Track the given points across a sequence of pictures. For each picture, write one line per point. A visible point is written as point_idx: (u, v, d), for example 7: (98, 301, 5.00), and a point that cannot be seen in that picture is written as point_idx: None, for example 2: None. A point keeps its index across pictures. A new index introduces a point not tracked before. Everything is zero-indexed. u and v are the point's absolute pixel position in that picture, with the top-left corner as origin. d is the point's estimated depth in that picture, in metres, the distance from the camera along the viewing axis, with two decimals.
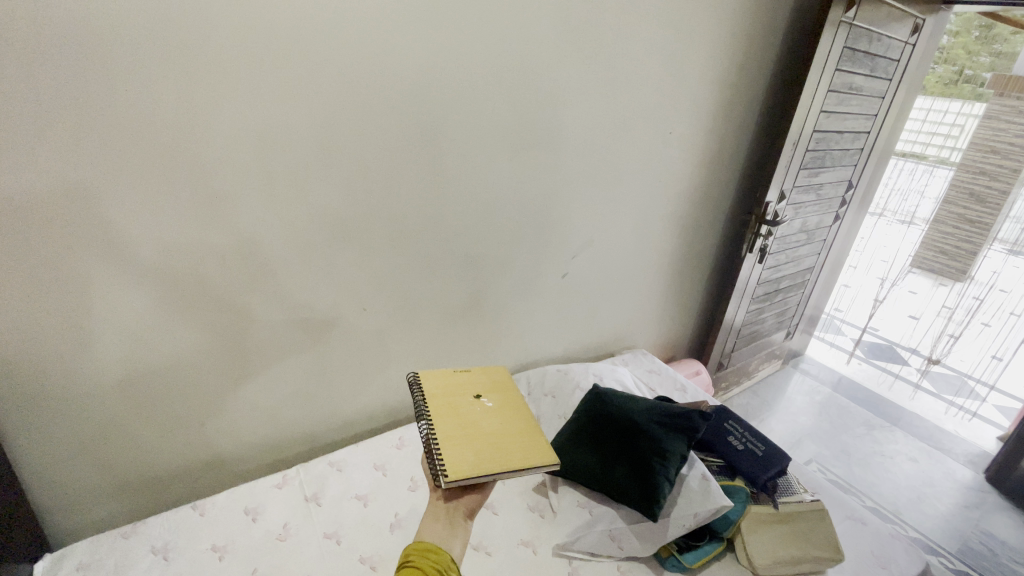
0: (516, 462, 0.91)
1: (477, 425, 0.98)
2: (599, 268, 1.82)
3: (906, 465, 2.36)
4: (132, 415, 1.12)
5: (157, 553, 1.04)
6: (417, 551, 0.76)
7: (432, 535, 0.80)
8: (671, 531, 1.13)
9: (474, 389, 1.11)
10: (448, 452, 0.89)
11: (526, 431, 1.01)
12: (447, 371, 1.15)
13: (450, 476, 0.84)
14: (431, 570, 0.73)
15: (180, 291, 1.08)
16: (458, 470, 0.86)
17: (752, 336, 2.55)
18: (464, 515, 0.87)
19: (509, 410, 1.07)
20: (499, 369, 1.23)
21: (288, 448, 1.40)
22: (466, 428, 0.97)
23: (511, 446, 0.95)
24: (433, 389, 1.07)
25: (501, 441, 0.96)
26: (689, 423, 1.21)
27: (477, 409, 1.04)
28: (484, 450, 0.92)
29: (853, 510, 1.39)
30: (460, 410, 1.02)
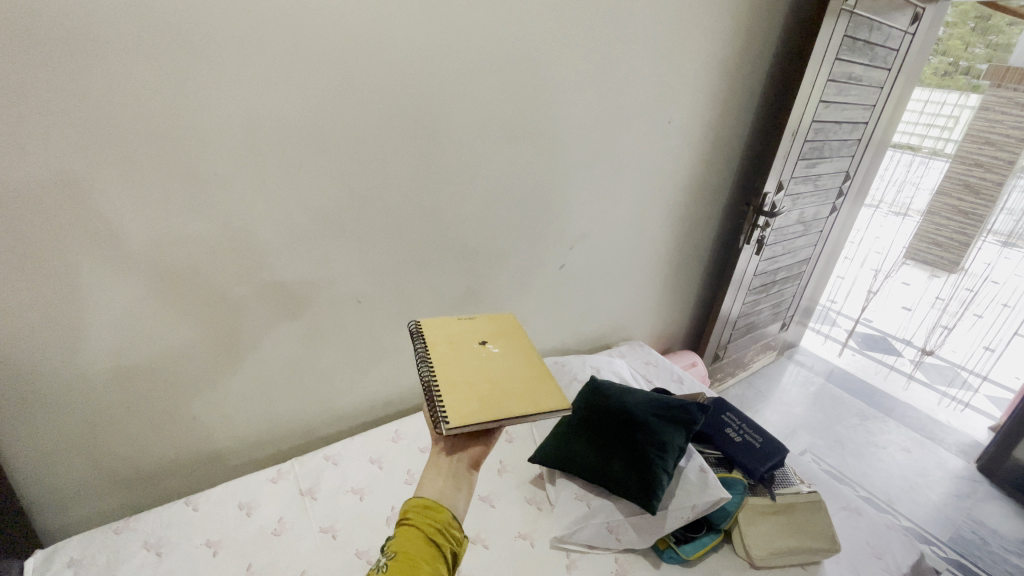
0: (523, 407, 0.87)
1: (482, 371, 0.95)
2: (596, 259, 1.81)
3: (898, 455, 2.38)
4: (126, 408, 1.10)
5: (150, 548, 1.01)
6: (415, 508, 0.71)
7: (433, 490, 0.75)
8: (669, 522, 1.12)
9: (478, 335, 1.07)
10: (450, 400, 0.85)
11: (534, 376, 0.97)
12: (447, 319, 1.10)
13: (452, 423, 0.79)
14: (429, 530, 0.69)
15: (171, 279, 1.05)
16: (460, 416, 0.81)
17: (748, 327, 2.55)
18: (468, 467, 0.81)
19: (516, 357, 1.03)
20: (506, 316, 1.19)
21: (282, 441, 1.38)
22: (470, 374, 0.93)
23: (517, 392, 0.91)
24: (434, 338, 1.03)
25: (507, 386, 0.92)
26: (687, 416, 1.21)
27: (482, 354, 1.00)
28: (490, 397, 0.88)
29: (849, 501, 1.39)
30: (464, 358, 0.98)
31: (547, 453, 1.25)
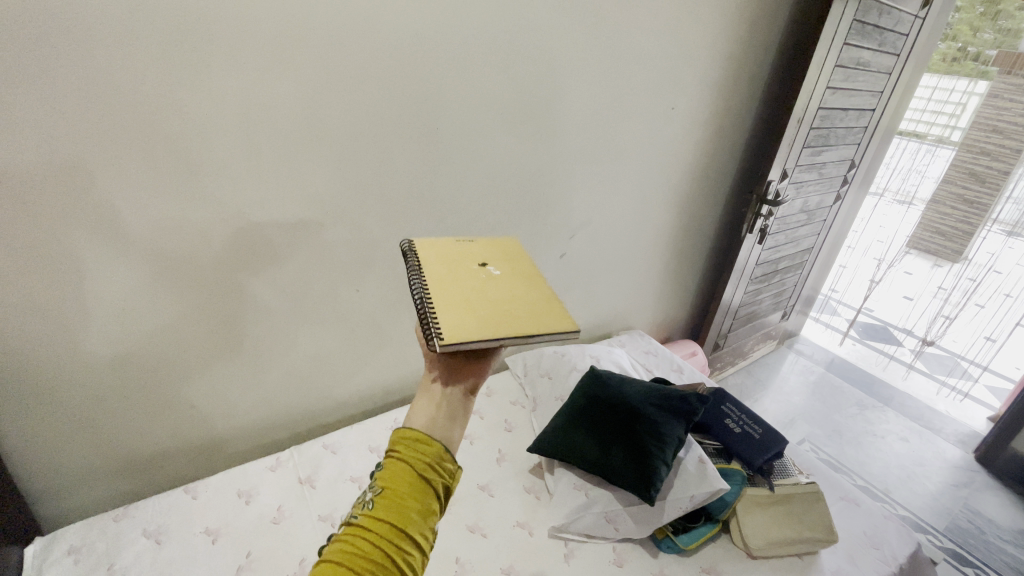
0: (527, 329, 0.78)
1: (481, 292, 0.86)
2: (597, 248, 1.79)
3: (896, 444, 2.39)
4: (126, 396, 1.09)
5: (150, 536, 1.01)
6: (404, 440, 0.62)
7: (423, 420, 0.64)
8: (667, 512, 1.12)
9: (477, 259, 0.98)
10: (445, 316, 0.75)
11: (538, 301, 0.88)
12: (445, 242, 1.02)
13: (446, 339, 0.69)
14: (419, 465, 0.60)
15: (165, 267, 1.03)
16: (456, 332, 0.71)
17: (749, 317, 2.54)
18: (464, 394, 0.70)
19: (517, 281, 0.94)
20: (510, 243, 1.09)
21: (281, 430, 1.38)
22: (468, 294, 0.84)
23: (520, 314, 0.82)
24: (430, 259, 0.94)
25: (508, 307, 0.83)
26: (687, 407, 1.20)
27: (481, 275, 0.92)
28: (491, 317, 0.78)
29: (847, 491, 1.40)
30: (460, 281, 0.88)
31: (546, 443, 1.24)
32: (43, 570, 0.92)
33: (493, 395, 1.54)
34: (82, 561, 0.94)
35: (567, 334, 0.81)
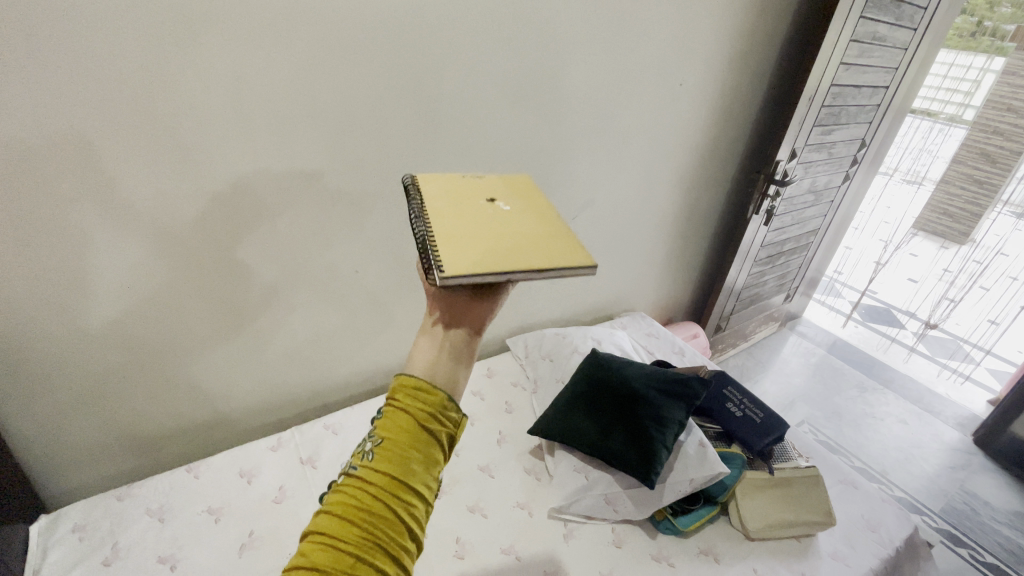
0: (535, 263, 0.73)
1: (488, 226, 0.81)
2: (600, 229, 1.76)
3: (895, 426, 2.40)
4: (127, 376, 1.09)
5: (152, 514, 1.02)
6: (405, 387, 0.58)
7: (423, 363, 0.60)
8: (666, 495, 1.13)
9: (485, 193, 0.93)
10: (446, 249, 0.70)
11: (548, 235, 0.83)
12: (451, 175, 0.97)
13: (446, 272, 0.64)
14: (421, 414, 0.56)
15: (163, 247, 1.01)
16: (457, 265, 0.66)
17: (752, 299, 2.52)
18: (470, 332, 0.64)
19: (527, 215, 0.89)
20: (519, 177, 1.04)
21: (282, 410, 1.38)
22: (473, 229, 0.79)
23: (528, 248, 0.77)
24: (434, 192, 0.89)
25: (516, 241, 0.78)
26: (688, 391, 1.20)
27: (489, 211, 0.87)
28: (497, 250, 0.73)
29: (846, 474, 1.40)
30: (466, 215, 0.83)
31: (546, 426, 1.24)
32: (48, 548, 0.93)
33: (494, 376, 1.54)
34: (86, 540, 0.95)
35: (581, 269, 0.77)
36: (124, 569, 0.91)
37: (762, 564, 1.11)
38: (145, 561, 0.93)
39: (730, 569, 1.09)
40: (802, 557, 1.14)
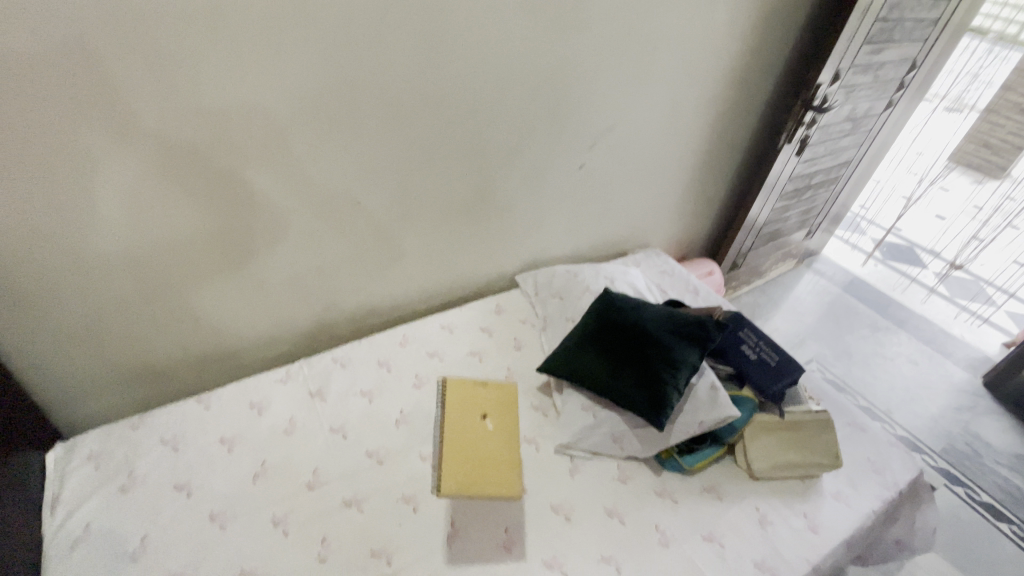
0: (496, 481, 0.83)
1: (478, 427, 0.89)
2: (619, 158, 1.63)
3: (904, 366, 2.38)
4: (135, 305, 1.07)
5: (167, 444, 1.03)
6: None
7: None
8: (673, 435, 1.12)
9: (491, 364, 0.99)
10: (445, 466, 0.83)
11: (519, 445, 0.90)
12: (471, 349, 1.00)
13: (442, 492, 0.78)
14: None
15: (166, 169, 0.94)
16: (449, 483, 0.80)
17: (772, 235, 2.41)
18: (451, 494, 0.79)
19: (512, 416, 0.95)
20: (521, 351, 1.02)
21: (289, 341, 1.37)
22: (468, 433, 0.88)
23: (499, 461, 0.86)
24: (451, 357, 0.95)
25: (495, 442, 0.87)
26: (703, 334, 1.17)
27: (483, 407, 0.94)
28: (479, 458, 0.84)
29: (856, 417, 1.39)
30: (466, 412, 0.92)
31: (554, 364, 1.21)
32: (66, 475, 0.95)
33: (502, 313, 1.50)
34: (103, 468, 0.97)
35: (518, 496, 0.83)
36: (142, 496, 0.94)
37: (764, 503, 1.12)
38: (161, 488, 0.96)
39: (732, 507, 1.10)
40: (805, 498, 1.15)
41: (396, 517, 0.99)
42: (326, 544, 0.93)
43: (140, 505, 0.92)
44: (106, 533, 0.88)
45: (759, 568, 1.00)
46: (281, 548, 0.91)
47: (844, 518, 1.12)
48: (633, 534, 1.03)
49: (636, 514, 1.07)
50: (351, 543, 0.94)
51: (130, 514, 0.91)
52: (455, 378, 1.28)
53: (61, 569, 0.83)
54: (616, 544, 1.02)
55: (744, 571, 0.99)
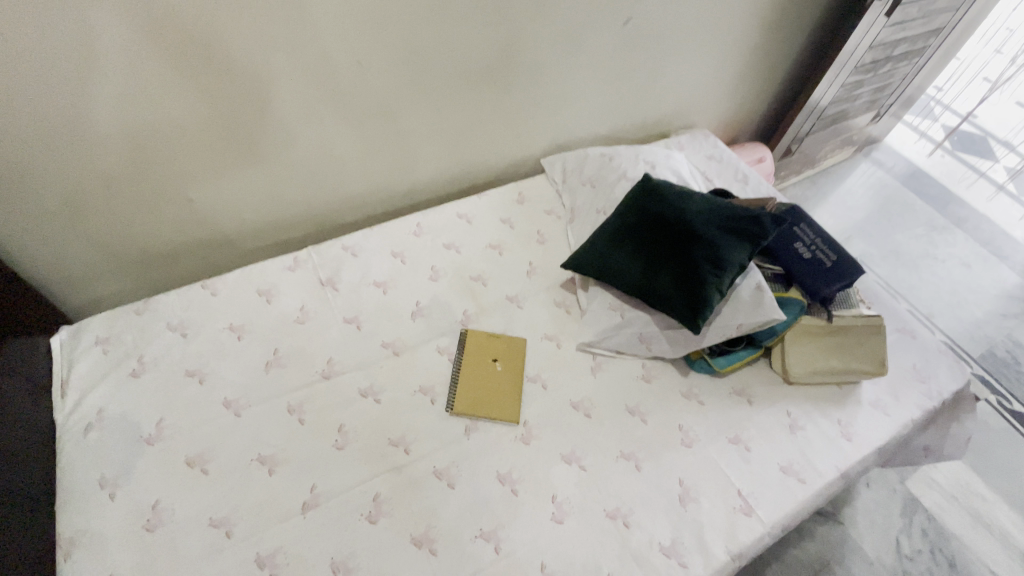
0: (498, 406, 0.96)
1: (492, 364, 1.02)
2: (672, 13, 1.34)
3: (955, 269, 2.21)
4: (134, 186, 0.97)
5: (174, 330, 0.99)
6: None
7: None
8: (707, 338, 1.03)
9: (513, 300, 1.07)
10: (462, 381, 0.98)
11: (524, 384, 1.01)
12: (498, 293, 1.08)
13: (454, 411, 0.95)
14: None
15: (158, 28, 0.81)
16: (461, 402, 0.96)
17: (835, 118, 2.10)
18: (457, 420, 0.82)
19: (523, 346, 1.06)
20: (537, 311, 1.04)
21: (295, 230, 1.26)
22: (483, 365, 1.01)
23: (504, 389, 0.98)
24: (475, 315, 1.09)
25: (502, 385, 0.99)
26: (757, 230, 1.02)
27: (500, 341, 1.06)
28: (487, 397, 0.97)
29: (906, 323, 1.27)
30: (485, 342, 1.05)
31: (582, 261, 1.10)
32: (75, 360, 0.93)
33: (526, 203, 1.36)
34: (111, 353, 0.95)
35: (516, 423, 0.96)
36: (153, 382, 0.92)
37: (796, 408, 1.06)
38: (172, 374, 0.93)
39: (763, 411, 1.05)
40: (841, 405, 1.09)
41: (415, 409, 0.95)
42: (344, 433, 0.91)
43: (152, 391, 0.91)
44: (121, 418, 0.87)
45: (785, 472, 0.96)
46: (298, 434, 0.90)
47: (880, 425, 1.07)
48: (656, 433, 0.98)
49: (660, 414, 1.01)
50: (369, 433, 0.91)
51: (144, 399, 0.90)
52: (473, 272, 1.19)
53: (80, 450, 0.83)
54: (638, 442, 0.96)
55: (771, 474, 0.96)
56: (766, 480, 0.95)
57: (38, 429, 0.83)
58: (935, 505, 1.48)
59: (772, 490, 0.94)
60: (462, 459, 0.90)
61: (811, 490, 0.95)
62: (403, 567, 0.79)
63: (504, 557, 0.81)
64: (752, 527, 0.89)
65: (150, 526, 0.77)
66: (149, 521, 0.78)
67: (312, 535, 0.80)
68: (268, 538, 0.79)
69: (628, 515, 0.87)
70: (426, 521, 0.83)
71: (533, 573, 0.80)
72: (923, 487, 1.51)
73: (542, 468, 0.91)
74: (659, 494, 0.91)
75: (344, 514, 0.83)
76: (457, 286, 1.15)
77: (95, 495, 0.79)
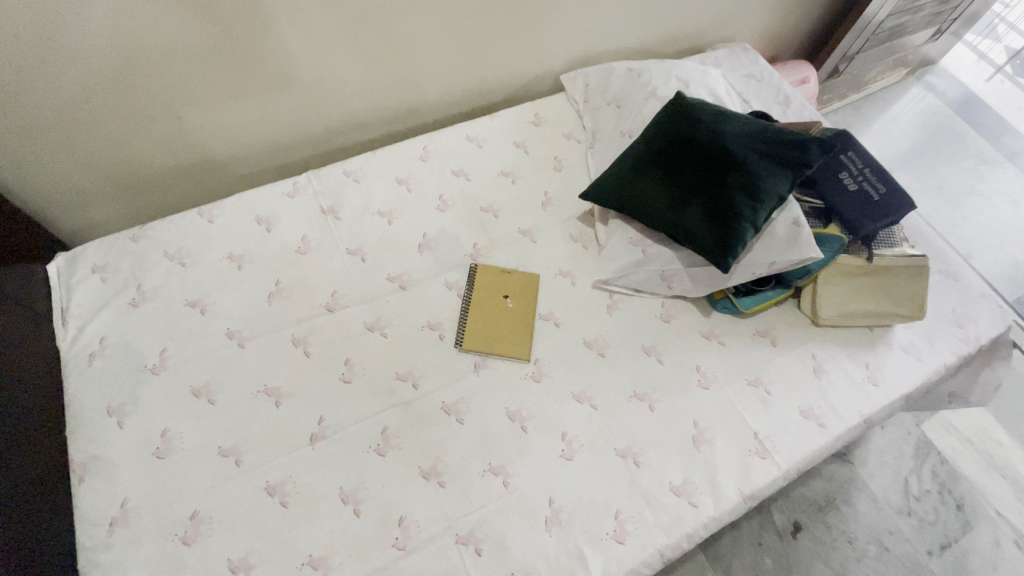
0: (508, 344, 0.92)
1: (502, 304, 0.97)
2: None
3: (1002, 208, 2.04)
4: (111, 99, 0.88)
5: (172, 259, 0.95)
6: None
7: None
8: (735, 277, 0.96)
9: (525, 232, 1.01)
10: (470, 320, 0.94)
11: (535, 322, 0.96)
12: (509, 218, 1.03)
13: (462, 348, 0.91)
14: None
15: None
16: (470, 339, 0.92)
17: (891, 34, 1.86)
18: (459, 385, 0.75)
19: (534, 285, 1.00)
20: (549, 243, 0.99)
21: (292, 152, 1.17)
22: (493, 305, 0.96)
23: (515, 328, 0.94)
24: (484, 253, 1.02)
25: (513, 323, 0.95)
26: (801, 158, 0.93)
27: (510, 279, 1.00)
28: (497, 335, 0.93)
29: (949, 265, 1.18)
30: (495, 281, 0.99)
31: (604, 190, 1.01)
32: (74, 288, 0.90)
33: (542, 126, 1.24)
34: (110, 282, 0.92)
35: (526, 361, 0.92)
36: (154, 311, 0.89)
37: (823, 351, 1.01)
38: (173, 304, 0.91)
39: (787, 354, 1.00)
40: (870, 349, 1.03)
41: (423, 344, 0.92)
42: (351, 367, 0.88)
43: (154, 321, 0.89)
44: (125, 347, 0.86)
45: (805, 416, 0.93)
46: (303, 367, 0.87)
47: (909, 371, 1.01)
48: (673, 375, 0.94)
49: (677, 355, 0.97)
50: (375, 368, 0.89)
51: (146, 329, 0.88)
52: (484, 201, 1.11)
53: (86, 378, 0.83)
54: (653, 383, 0.93)
55: (790, 418, 0.92)
56: (785, 424, 0.92)
57: (43, 357, 0.82)
58: (949, 448, 1.46)
59: (790, 434, 0.91)
60: (471, 395, 0.88)
61: (830, 435, 0.92)
62: (412, 498, 0.79)
63: (512, 492, 0.81)
64: (766, 470, 0.87)
65: (161, 453, 0.78)
66: (160, 448, 0.78)
67: (319, 465, 0.80)
68: (277, 467, 0.79)
69: (639, 454, 0.86)
70: (434, 454, 0.83)
71: (540, 508, 0.80)
72: (939, 431, 1.48)
73: (552, 406, 0.89)
74: (672, 436, 0.88)
75: (351, 446, 0.82)
76: (467, 217, 1.08)
77: (104, 422, 0.80)
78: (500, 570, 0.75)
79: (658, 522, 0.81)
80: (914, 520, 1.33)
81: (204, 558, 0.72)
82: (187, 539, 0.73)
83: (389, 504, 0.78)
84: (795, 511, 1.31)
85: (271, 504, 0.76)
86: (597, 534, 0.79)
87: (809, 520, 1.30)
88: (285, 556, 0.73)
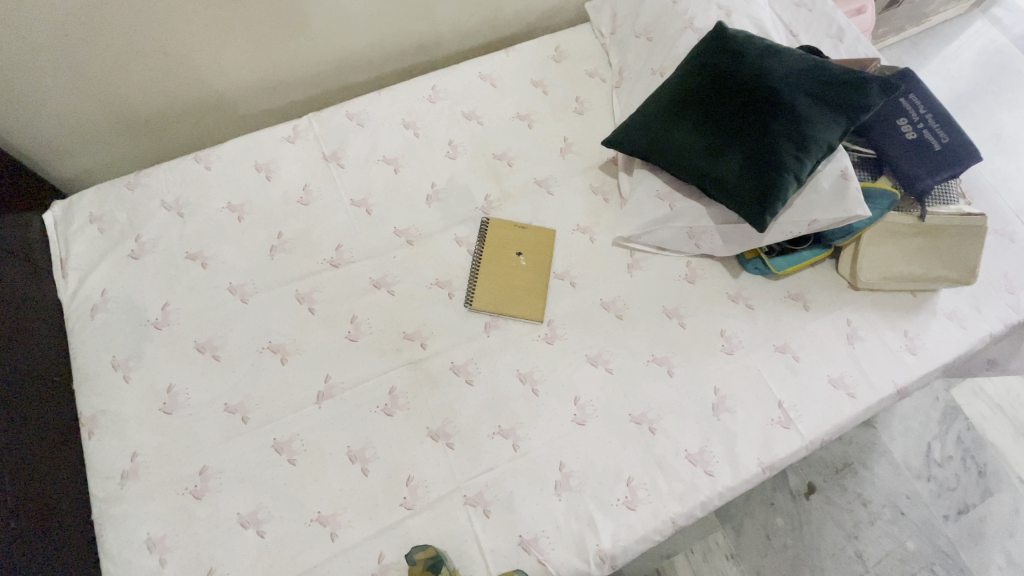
0: (520, 305, 0.87)
1: (514, 264, 0.91)
2: None
3: None
4: (87, 33, 0.80)
5: (170, 210, 0.90)
6: None
7: None
8: (769, 235, 0.88)
9: None
10: (480, 280, 0.89)
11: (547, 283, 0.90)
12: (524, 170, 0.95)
13: (473, 308, 0.87)
14: None
15: None
16: (481, 299, 0.87)
17: None
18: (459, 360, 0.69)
19: (547, 244, 0.93)
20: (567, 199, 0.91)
21: (292, 92, 1.08)
22: (504, 265, 0.91)
23: (527, 288, 0.89)
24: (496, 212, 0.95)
25: (525, 283, 0.89)
26: (858, 101, 0.83)
27: (522, 239, 0.93)
28: (508, 296, 0.88)
29: (1007, 223, 1.07)
30: (507, 241, 0.93)
31: (629, 138, 0.92)
32: (71, 238, 0.87)
33: (563, 63, 1.12)
34: (107, 232, 0.88)
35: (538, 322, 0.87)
36: (153, 264, 0.86)
37: (859, 316, 0.94)
38: (172, 256, 0.87)
39: (820, 319, 0.93)
40: (911, 315, 0.95)
41: (431, 302, 0.88)
42: (357, 325, 0.85)
43: (153, 274, 0.86)
44: (126, 300, 0.83)
45: (834, 385, 0.88)
46: (308, 324, 0.84)
47: (952, 339, 0.94)
48: (694, 339, 0.89)
49: (700, 318, 0.91)
50: (382, 326, 0.86)
51: (146, 282, 0.85)
52: (497, 148, 1.02)
53: (89, 331, 0.81)
54: (673, 347, 0.88)
55: (818, 387, 0.87)
56: (813, 393, 0.87)
57: (45, 310, 0.81)
58: (977, 415, 1.40)
59: (817, 404, 0.86)
60: (481, 356, 0.85)
61: (860, 405, 0.87)
62: (419, 459, 0.77)
63: (521, 455, 0.79)
64: (788, 440, 0.83)
65: (168, 409, 0.77)
66: (166, 404, 0.77)
67: (326, 424, 0.78)
68: (284, 425, 0.78)
69: (655, 421, 0.82)
70: (443, 416, 0.80)
71: (551, 472, 0.78)
72: (969, 397, 1.42)
73: (565, 369, 0.85)
74: (690, 403, 0.84)
75: (358, 406, 0.80)
76: (479, 165, 1.00)
77: (110, 376, 0.79)
78: (509, 532, 0.75)
79: (671, 490, 0.79)
80: (933, 485, 1.30)
81: (214, 513, 0.72)
82: (197, 494, 0.73)
83: (397, 464, 0.77)
84: (810, 473, 1.29)
85: (278, 461, 0.75)
86: (608, 500, 0.77)
87: (824, 483, 1.28)
88: (294, 512, 0.73)
